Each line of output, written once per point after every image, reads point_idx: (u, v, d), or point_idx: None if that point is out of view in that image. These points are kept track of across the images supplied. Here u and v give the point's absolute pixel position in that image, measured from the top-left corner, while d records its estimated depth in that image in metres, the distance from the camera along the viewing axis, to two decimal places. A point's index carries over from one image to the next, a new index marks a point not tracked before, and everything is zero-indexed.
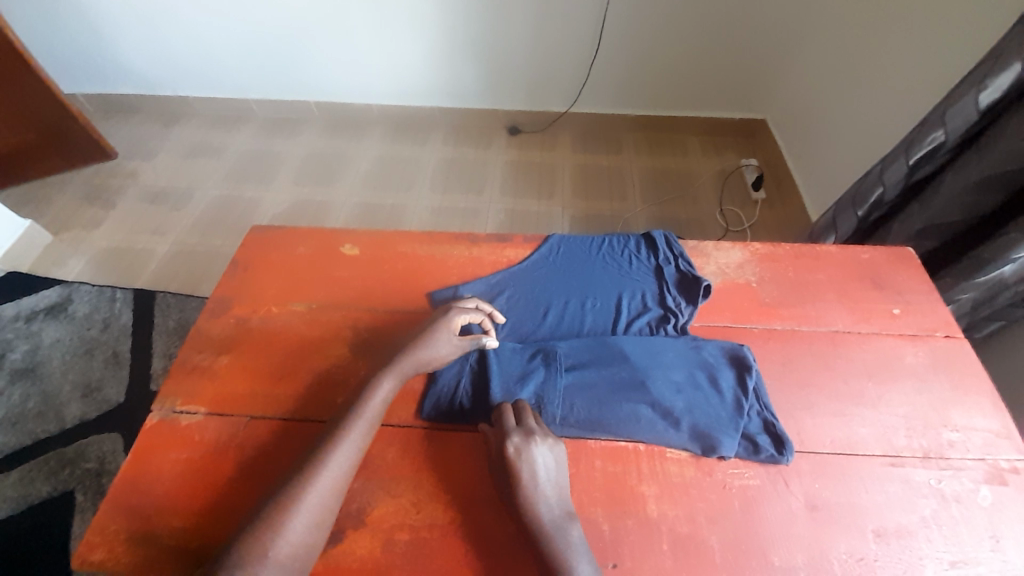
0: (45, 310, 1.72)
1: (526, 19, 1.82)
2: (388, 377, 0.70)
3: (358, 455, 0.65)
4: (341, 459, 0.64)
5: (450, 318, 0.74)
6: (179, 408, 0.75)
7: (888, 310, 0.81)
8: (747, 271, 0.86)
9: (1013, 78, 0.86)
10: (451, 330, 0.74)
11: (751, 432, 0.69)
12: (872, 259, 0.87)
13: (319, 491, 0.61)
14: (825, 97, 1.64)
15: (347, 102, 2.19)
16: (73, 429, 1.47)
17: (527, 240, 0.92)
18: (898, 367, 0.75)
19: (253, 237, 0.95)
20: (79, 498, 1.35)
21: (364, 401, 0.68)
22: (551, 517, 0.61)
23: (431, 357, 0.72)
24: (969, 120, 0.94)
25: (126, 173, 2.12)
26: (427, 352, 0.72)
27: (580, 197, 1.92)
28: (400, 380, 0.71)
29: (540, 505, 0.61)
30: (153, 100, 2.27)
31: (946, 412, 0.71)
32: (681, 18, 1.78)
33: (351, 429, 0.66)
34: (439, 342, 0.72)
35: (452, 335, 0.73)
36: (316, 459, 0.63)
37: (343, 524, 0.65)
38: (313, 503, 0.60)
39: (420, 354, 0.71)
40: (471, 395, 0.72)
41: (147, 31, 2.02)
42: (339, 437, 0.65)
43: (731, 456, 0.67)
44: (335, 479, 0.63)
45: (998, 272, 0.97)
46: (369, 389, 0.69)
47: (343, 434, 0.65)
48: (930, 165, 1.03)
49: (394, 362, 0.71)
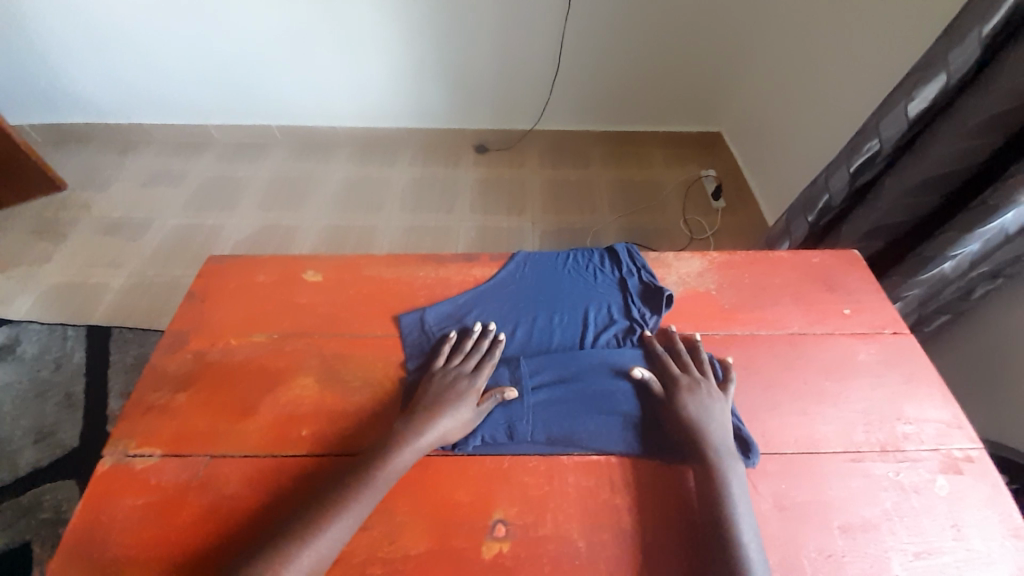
0: None
1: (487, 41, 1.87)
2: (408, 450, 0.66)
3: (370, 510, 0.64)
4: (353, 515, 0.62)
5: (469, 388, 0.72)
6: (133, 451, 0.71)
7: (840, 310, 0.85)
8: (707, 279, 0.89)
9: (938, 89, 0.93)
10: (473, 402, 0.71)
11: None
12: (823, 262, 0.91)
13: (314, 552, 0.59)
14: (774, 110, 1.73)
15: (311, 125, 2.17)
16: (25, 478, 1.38)
17: (494, 258, 0.93)
18: (853, 365, 0.78)
19: (211, 267, 0.92)
20: (35, 551, 1.26)
21: (377, 469, 0.65)
22: (719, 453, 0.66)
23: (454, 430, 0.69)
24: (902, 129, 1.00)
25: (79, 206, 2.03)
26: (449, 426, 0.69)
27: (549, 211, 1.95)
28: (418, 454, 0.67)
29: (713, 438, 0.66)
30: (107, 128, 2.20)
31: (899, 406, 0.75)
32: (636, 38, 1.86)
33: (363, 482, 0.64)
34: (461, 406, 0.70)
35: (472, 404, 0.70)
36: (309, 525, 0.61)
37: None
38: (303, 565, 0.59)
39: (442, 429, 0.68)
40: None
41: (101, 57, 1.96)
42: (338, 509, 0.62)
43: None
44: (329, 545, 0.60)
45: (940, 268, 1.03)
46: (382, 461, 0.66)
47: (351, 500, 0.63)
48: (870, 171, 1.09)
49: (414, 438, 0.67)
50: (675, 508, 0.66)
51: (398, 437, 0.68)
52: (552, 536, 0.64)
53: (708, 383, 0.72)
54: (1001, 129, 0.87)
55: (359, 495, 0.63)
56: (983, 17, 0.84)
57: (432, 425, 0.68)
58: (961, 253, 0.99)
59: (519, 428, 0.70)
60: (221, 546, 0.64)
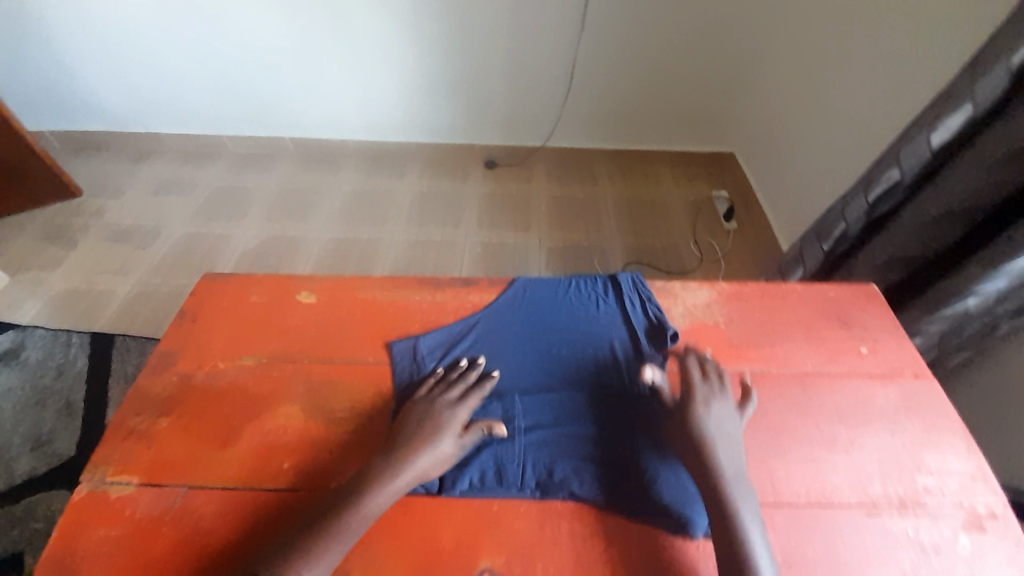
0: None
1: (498, 59, 1.87)
2: (383, 492, 0.62)
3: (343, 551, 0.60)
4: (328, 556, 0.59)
5: (451, 421, 0.68)
6: (110, 478, 0.69)
7: (856, 349, 0.80)
8: (714, 311, 0.85)
9: (962, 120, 0.89)
10: (455, 437, 0.67)
11: None
12: (837, 296, 0.87)
13: None
14: (787, 133, 1.69)
15: (321, 138, 2.18)
16: (19, 487, 1.37)
17: (492, 283, 0.90)
18: (869, 409, 0.73)
19: (204, 285, 0.90)
20: (27, 561, 1.24)
21: (352, 509, 0.61)
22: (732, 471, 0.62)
23: (435, 467, 0.65)
24: (923, 159, 0.96)
25: (91, 212, 2.05)
26: (431, 464, 0.65)
27: (556, 228, 1.92)
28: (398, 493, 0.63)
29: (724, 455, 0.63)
30: (123, 137, 2.23)
31: (918, 455, 0.69)
32: (647, 58, 1.84)
33: (338, 517, 0.60)
34: (442, 442, 0.66)
35: (454, 439, 0.67)
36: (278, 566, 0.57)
37: None
38: None
39: (422, 466, 0.64)
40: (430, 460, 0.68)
41: (118, 67, 2.00)
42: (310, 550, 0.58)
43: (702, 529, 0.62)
44: None
45: (963, 304, 0.98)
46: (358, 501, 0.62)
47: (324, 541, 0.59)
48: (889, 202, 1.05)
49: (392, 478, 0.63)
50: (674, 562, 0.61)
51: (375, 473, 0.64)
52: None
53: (719, 392, 0.70)
54: None
55: (331, 537, 0.59)
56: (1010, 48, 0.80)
57: (411, 463, 0.64)
58: (985, 289, 0.94)
59: (509, 472, 0.67)
60: None
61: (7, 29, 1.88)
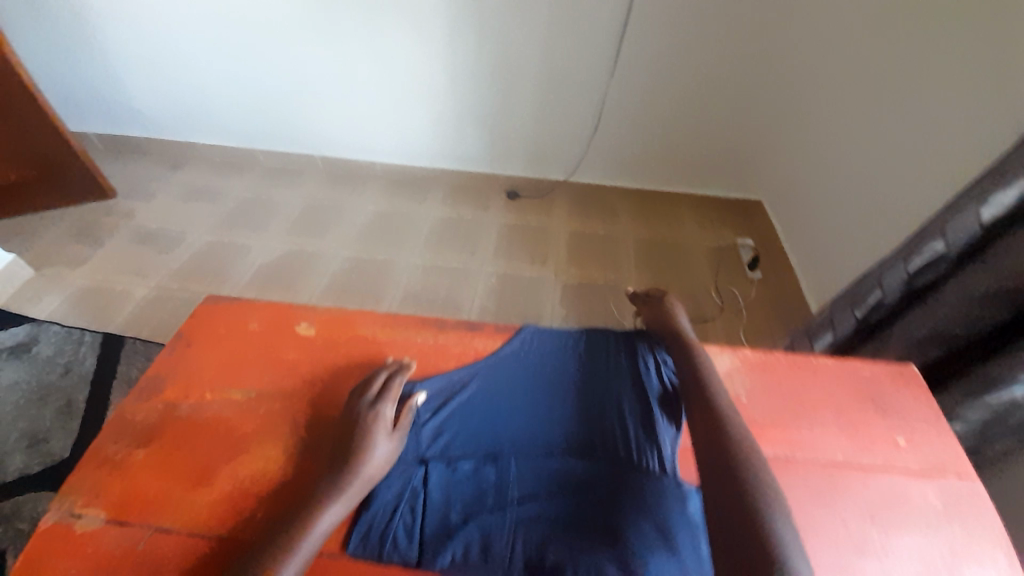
0: (9, 350, 1.64)
1: (528, 94, 1.88)
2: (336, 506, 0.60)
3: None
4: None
5: (378, 420, 0.66)
6: (78, 509, 0.65)
7: (892, 439, 0.72)
8: (735, 381, 0.78)
9: (1017, 195, 0.83)
10: (385, 433, 0.66)
11: None
12: (871, 375, 0.79)
13: None
14: (819, 187, 1.64)
15: (349, 158, 2.21)
16: (9, 485, 1.35)
17: (499, 328, 0.85)
18: (905, 510, 0.65)
19: (205, 307, 0.88)
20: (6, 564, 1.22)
21: (306, 533, 0.57)
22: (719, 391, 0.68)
23: (377, 468, 0.64)
24: (971, 233, 0.90)
25: (121, 213, 2.10)
26: (369, 465, 0.63)
27: (573, 265, 1.88)
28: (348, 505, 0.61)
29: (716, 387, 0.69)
30: (161, 143, 2.30)
31: (962, 572, 0.61)
32: (677, 102, 1.83)
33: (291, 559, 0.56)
34: (377, 447, 0.64)
35: (385, 436, 0.66)
36: None
37: None
38: None
39: (362, 470, 0.62)
40: (411, 527, 0.62)
41: (164, 79, 2.07)
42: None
43: None
44: None
45: (1012, 392, 0.90)
46: (310, 523, 0.58)
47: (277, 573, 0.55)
48: (931, 274, 0.98)
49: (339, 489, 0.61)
50: None
51: (325, 491, 0.61)
52: None
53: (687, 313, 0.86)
54: None
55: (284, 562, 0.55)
56: None
57: (354, 475, 0.62)
58: None
59: (496, 549, 0.60)
60: None
61: (67, 37, 1.98)
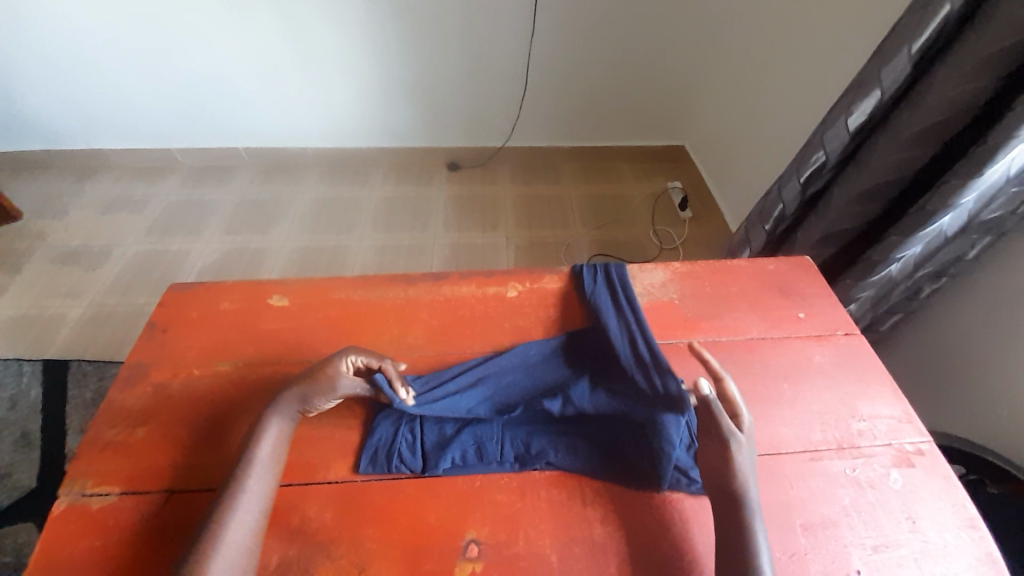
0: None
1: (456, 63, 1.89)
2: (274, 419, 0.69)
3: (262, 512, 0.63)
4: (245, 518, 0.61)
5: (337, 362, 0.73)
6: (90, 490, 0.68)
7: (795, 315, 0.88)
8: (669, 289, 0.91)
9: (874, 104, 0.99)
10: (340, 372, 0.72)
11: (683, 465, 0.69)
12: (777, 269, 0.95)
13: (225, 553, 0.58)
14: (730, 123, 1.81)
15: (279, 147, 2.12)
16: None
17: (461, 276, 0.93)
18: (809, 367, 0.81)
19: (172, 295, 0.90)
20: None
21: (251, 453, 0.66)
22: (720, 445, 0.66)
23: (322, 391, 0.71)
24: (845, 140, 1.06)
25: (35, 235, 1.90)
26: (313, 388, 0.71)
27: (523, 226, 1.97)
28: (290, 419, 0.70)
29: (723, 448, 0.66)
30: (65, 155, 2.09)
31: (853, 404, 0.77)
32: (600, 55, 1.91)
33: (246, 483, 0.63)
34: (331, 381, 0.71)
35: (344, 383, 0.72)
36: (221, 511, 0.61)
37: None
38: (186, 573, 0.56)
39: (304, 389, 0.71)
40: (416, 432, 0.73)
41: (56, 84, 1.89)
42: (237, 493, 0.62)
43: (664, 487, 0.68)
44: (245, 534, 0.60)
45: (888, 270, 1.06)
46: (257, 436, 0.67)
47: (241, 488, 0.63)
48: (820, 180, 1.15)
49: (275, 402, 0.70)
50: (630, 510, 0.67)
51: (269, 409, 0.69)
52: (525, 553, 0.64)
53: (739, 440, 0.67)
54: (934, 140, 0.94)
55: (247, 475, 0.64)
56: (910, 36, 0.90)
57: (293, 390, 0.71)
58: (906, 256, 1.03)
59: (489, 449, 0.71)
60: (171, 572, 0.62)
61: None
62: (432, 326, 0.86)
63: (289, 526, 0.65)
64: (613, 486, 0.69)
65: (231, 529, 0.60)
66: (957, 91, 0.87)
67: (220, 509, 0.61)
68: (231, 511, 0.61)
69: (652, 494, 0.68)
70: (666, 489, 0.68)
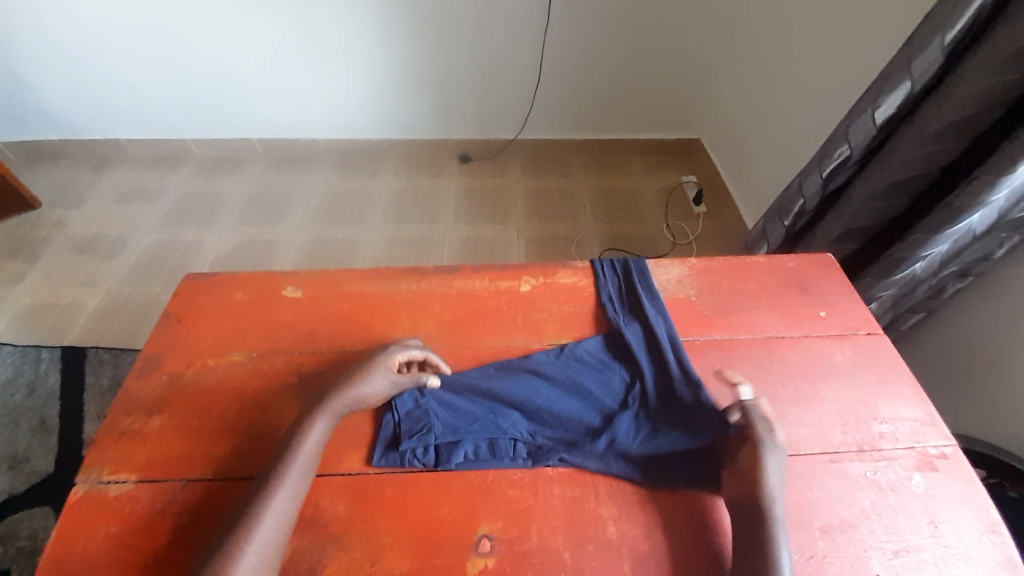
0: None
1: (467, 53, 1.87)
2: (322, 418, 0.69)
3: (295, 508, 0.63)
4: (278, 514, 0.61)
5: (388, 357, 0.75)
6: (106, 478, 0.69)
7: (815, 313, 0.86)
8: (685, 285, 0.89)
9: (902, 96, 0.96)
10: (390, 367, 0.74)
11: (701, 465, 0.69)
12: (797, 266, 0.93)
13: (256, 548, 0.58)
14: (747, 116, 1.77)
15: (290, 139, 2.11)
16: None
17: (474, 270, 0.92)
18: (828, 366, 0.79)
19: (186, 286, 0.90)
20: None
21: (295, 450, 0.66)
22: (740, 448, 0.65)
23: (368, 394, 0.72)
24: (870, 134, 1.03)
25: (51, 224, 1.92)
26: (365, 389, 0.72)
27: (534, 220, 1.95)
28: (334, 419, 0.70)
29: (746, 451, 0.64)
30: (80, 145, 2.11)
31: (874, 405, 0.75)
32: (614, 46, 1.87)
33: (285, 480, 0.64)
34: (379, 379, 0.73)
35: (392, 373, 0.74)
36: (254, 508, 0.61)
37: (294, 566, 0.62)
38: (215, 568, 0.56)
39: (356, 392, 0.72)
40: (428, 425, 0.72)
41: (69, 73, 1.91)
42: (270, 490, 0.63)
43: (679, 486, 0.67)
44: (274, 532, 0.60)
45: (911, 268, 1.03)
46: (302, 434, 0.68)
47: (276, 486, 0.63)
48: (842, 175, 1.12)
49: (327, 402, 0.70)
50: (645, 509, 0.66)
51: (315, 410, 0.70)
52: (537, 549, 0.63)
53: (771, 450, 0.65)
54: (963, 136, 0.91)
55: (285, 473, 0.64)
56: (943, 25, 0.87)
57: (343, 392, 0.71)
58: (931, 254, 1.00)
59: (501, 445, 0.71)
60: (187, 561, 0.63)
61: None
62: (444, 319, 0.86)
63: (301, 518, 0.65)
64: (625, 485, 0.68)
65: (261, 524, 0.60)
66: (990, 85, 0.84)
67: (256, 503, 0.62)
68: (265, 506, 0.61)
69: (666, 493, 0.67)
70: (681, 488, 0.68)
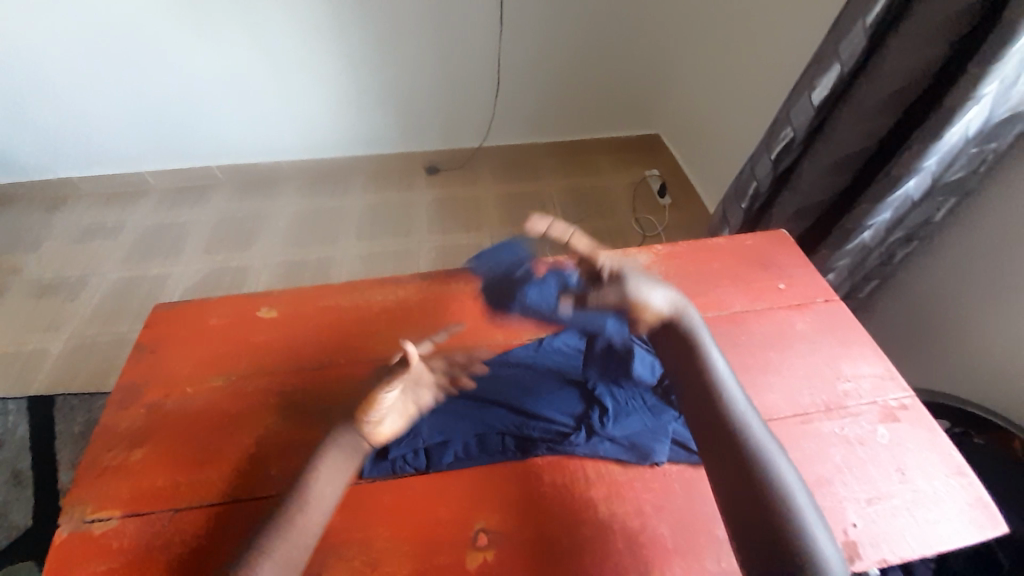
0: None
1: (424, 64, 1.89)
2: (340, 455, 0.65)
3: (305, 545, 0.61)
4: (285, 548, 0.59)
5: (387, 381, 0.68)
6: (90, 516, 0.68)
7: (775, 285, 0.91)
8: (654, 271, 0.93)
9: (835, 78, 1.02)
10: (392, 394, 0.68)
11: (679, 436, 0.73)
12: (756, 244, 0.97)
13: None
14: (701, 107, 1.84)
15: (253, 162, 2.09)
16: None
17: (449, 274, 0.94)
18: (792, 334, 0.84)
19: (158, 315, 0.89)
20: None
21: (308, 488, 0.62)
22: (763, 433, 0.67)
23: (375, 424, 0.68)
24: (810, 116, 1.09)
25: (8, 270, 1.85)
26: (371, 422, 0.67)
27: (507, 224, 1.98)
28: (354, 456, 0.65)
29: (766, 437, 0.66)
30: (32, 186, 2.04)
31: (837, 366, 0.80)
32: (568, 48, 1.92)
33: (296, 516, 0.61)
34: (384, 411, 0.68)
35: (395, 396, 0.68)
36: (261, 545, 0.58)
37: None
38: None
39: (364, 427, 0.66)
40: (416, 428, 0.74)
41: (18, 113, 1.85)
42: (280, 527, 0.60)
43: (663, 460, 0.70)
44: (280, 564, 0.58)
45: (861, 237, 1.09)
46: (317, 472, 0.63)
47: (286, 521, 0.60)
48: (789, 157, 1.18)
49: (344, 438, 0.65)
50: (634, 488, 0.69)
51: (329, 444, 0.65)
52: (533, 538, 0.65)
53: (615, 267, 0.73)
54: (894, 110, 0.98)
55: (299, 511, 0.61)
56: (864, 9, 0.93)
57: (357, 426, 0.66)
58: (878, 222, 1.06)
59: (490, 440, 0.73)
60: None
61: None
62: (424, 324, 0.87)
63: None
64: (614, 467, 0.70)
65: (267, 559, 0.58)
66: (915, 60, 0.91)
67: (262, 541, 0.59)
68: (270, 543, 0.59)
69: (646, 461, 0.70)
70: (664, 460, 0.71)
